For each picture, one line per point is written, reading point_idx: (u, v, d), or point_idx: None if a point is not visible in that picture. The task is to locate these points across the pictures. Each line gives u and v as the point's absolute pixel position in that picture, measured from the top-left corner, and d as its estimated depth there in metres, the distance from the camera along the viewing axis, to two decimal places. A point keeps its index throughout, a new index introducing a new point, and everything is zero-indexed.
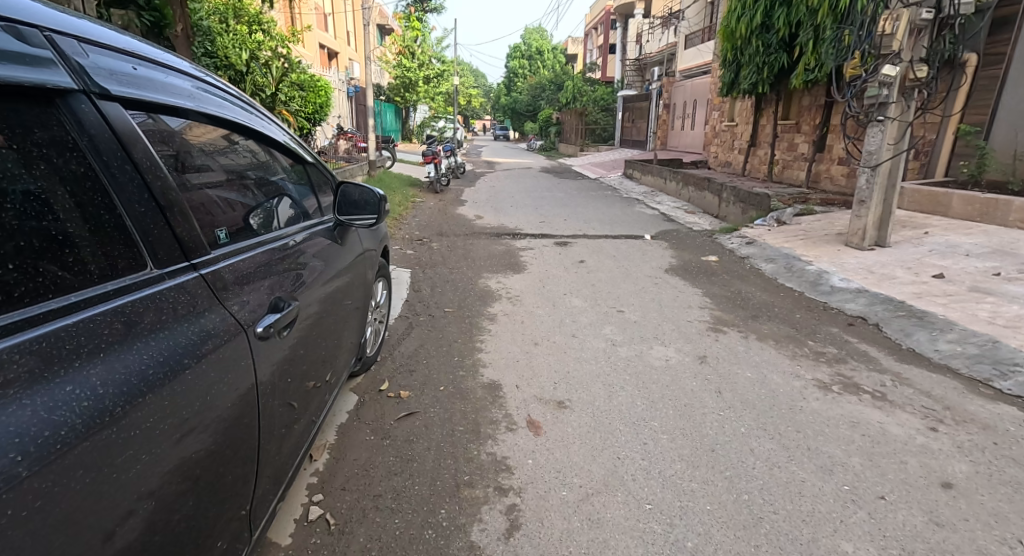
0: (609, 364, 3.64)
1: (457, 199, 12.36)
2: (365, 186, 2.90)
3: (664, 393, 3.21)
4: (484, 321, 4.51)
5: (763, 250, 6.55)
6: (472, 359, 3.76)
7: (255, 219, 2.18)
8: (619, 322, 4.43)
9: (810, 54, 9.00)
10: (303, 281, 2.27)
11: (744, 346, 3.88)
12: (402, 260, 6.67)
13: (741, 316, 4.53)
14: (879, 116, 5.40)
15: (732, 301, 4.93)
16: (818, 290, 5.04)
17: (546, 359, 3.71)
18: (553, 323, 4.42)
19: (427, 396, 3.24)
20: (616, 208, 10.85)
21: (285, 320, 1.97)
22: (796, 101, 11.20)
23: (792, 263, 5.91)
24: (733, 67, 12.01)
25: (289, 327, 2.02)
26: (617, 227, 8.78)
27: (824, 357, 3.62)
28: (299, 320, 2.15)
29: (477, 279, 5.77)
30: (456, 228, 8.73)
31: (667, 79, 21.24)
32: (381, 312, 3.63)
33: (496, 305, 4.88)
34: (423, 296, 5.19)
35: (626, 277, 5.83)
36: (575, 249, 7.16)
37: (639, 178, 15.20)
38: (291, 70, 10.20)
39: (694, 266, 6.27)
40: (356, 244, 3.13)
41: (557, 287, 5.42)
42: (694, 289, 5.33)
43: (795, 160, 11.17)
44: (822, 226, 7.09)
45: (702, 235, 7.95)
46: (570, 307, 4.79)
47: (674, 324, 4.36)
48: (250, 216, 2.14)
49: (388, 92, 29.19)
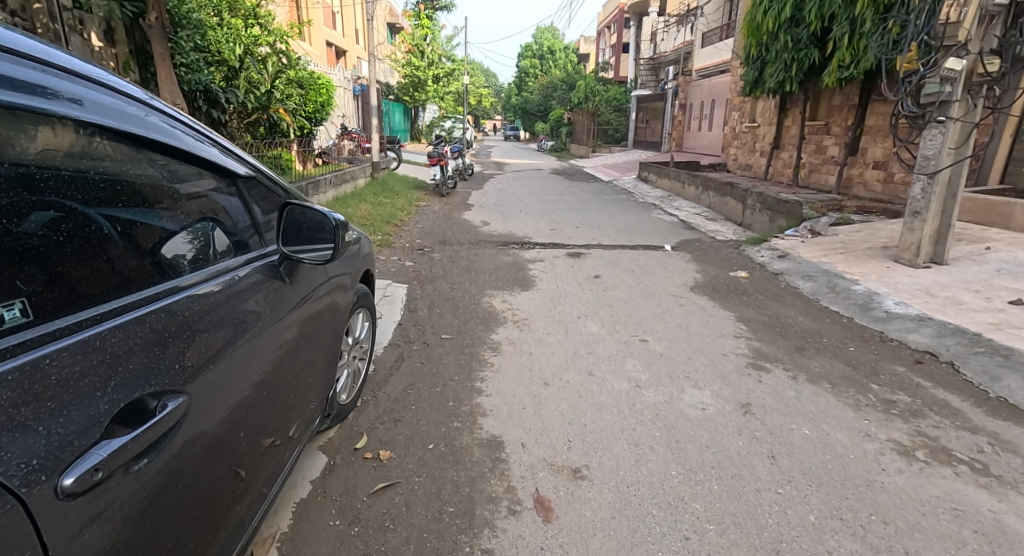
0: (635, 413, 3.03)
1: (464, 203, 11.79)
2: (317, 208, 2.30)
3: (706, 458, 2.59)
4: (486, 352, 3.91)
5: (800, 266, 5.89)
6: (470, 403, 3.15)
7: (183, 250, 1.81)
8: (642, 354, 3.82)
9: (846, 49, 8.45)
10: (218, 350, 1.68)
11: (794, 390, 3.26)
12: (400, 273, 6.09)
13: (785, 347, 3.90)
14: (939, 115, 4.83)
15: (771, 327, 4.31)
16: (870, 316, 4.41)
17: (560, 405, 3.11)
18: (566, 355, 3.82)
19: (412, 458, 2.63)
20: (632, 214, 10.21)
21: (147, 437, 1.39)
22: (825, 101, 10.60)
23: (835, 282, 5.25)
24: (758, 64, 11.40)
25: (160, 443, 1.43)
26: (634, 236, 8.15)
27: (895, 409, 2.99)
28: (199, 413, 1.57)
29: (480, 297, 5.18)
30: (461, 236, 8.13)
31: (683, 79, 20.55)
32: (361, 349, 3.04)
33: (501, 331, 4.28)
34: (418, 318, 4.59)
35: (647, 295, 5.22)
36: (589, 262, 6.56)
37: (654, 181, 14.55)
38: (289, 67, 9.70)
39: (722, 283, 5.64)
40: (320, 274, 2.53)
41: (571, 308, 4.82)
42: (725, 311, 4.71)
43: (824, 163, 10.58)
44: (863, 238, 6.43)
45: (728, 246, 7.31)
46: (585, 334, 4.19)
47: (707, 358, 3.75)
48: (168, 246, 1.75)
49: (397, 92, 28.66)
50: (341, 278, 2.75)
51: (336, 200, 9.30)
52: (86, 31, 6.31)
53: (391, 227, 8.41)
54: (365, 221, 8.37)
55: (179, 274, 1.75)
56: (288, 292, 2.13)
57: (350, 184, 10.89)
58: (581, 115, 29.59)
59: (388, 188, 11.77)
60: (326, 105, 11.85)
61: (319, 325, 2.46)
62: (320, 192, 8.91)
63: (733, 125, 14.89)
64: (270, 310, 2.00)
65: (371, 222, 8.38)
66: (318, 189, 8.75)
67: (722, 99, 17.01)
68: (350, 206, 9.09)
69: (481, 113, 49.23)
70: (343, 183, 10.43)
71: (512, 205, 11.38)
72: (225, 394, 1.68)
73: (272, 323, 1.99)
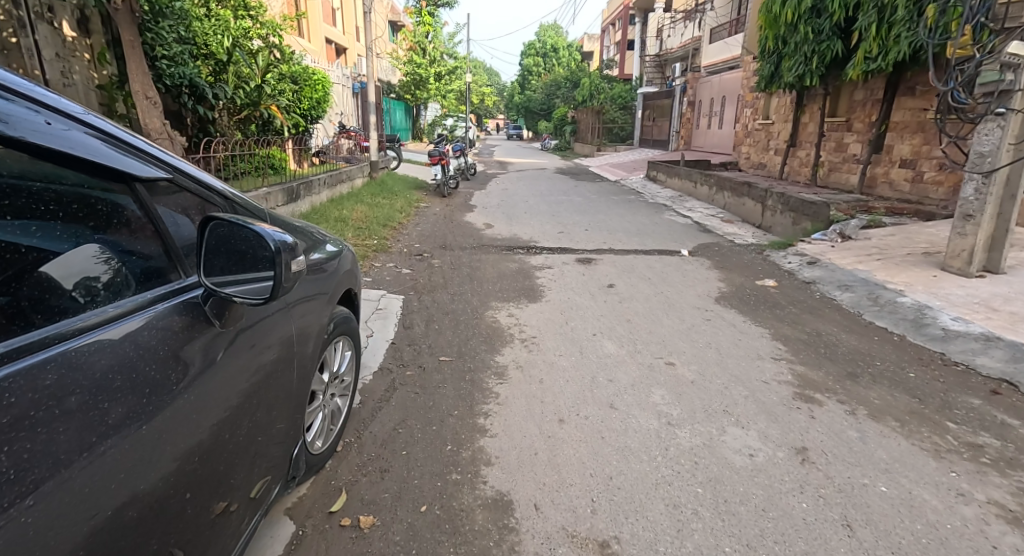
0: (669, 462, 2.53)
1: (466, 204, 11.29)
2: (259, 228, 1.71)
3: (763, 527, 2.08)
4: (490, 378, 3.41)
5: (834, 274, 5.37)
6: (472, 447, 2.66)
7: (103, 281, 1.51)
8: (670, 382, 3.32)
9: (873, 39, 7.95)
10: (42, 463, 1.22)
11: (855, 427, 2.75)
12: (396, 282, 5.60)
13: (833, 372, 3.40)
14: (999, 107, 4.35)
15: (812, 347, 3.81)
16: (924, 334, 3.90)
17: (578, 450, 2.61)
18: (582, 381, 3.33)
19: (399, 525, 2.14)
20: (642, 216, 9.70)
21: None
22: (846, 96, 10.07)
23: (877, 293, 4.73)
24: (774, 58, 10.90)
25: None
26: (648, 240, 7.63)
27: (984, 458, 2.48)
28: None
29: (484, 311, 4.68)
30: (462, 241, 7.63)
31: (691, 75, 20.01)
32: (342, 383, 2.56)
33: (507, 352, 3.78)
34: (414, 336, 4.10)
35: (668, 308, 4.71)
36: (601, 269, 6.06)
37: (663, 181, 14.03)
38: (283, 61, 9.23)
39: (749, 293, 5.13)
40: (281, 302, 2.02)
41: (585, 324, 4.32)
42: (758, 327, 4.21)
43: (845, 162, 10.06)
44: (900, 243, 5.91)
45: (749, 250, 6.80)
46: (603, 356, 3.70)
47: (746, 386, 3.25)
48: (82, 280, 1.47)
49: (399, 90, 28.17)
50: (314, 303, 2.27)
51: (331, 201, 8.81)
52: (57, 20, 5.84)
53: (389, 231, 7.92)
54: (361, 223, 7.87)
55: (85, 312, 1.45)
56: (222, 337, 1.68)
57: (347, 184, 10.40)
58: (586, 113, 29.05)
59: (387, 189, 11.27)
60: (322, 102, 11.38)
61: (281, 367, 1.96)
62: (315, 193, 8.42)
63: (746, 122, 14.37)
64: (189, 365, 1.56)
65: (367, 224, 7.88)
66: (312, 190, 8.26)
67: (733, 96, 16.48)
68: (345, 208, 8.60)
69: (484, 111, 48.71)
70: (340, 183, 9.94)
71: (516, 207, 10.88)
72: (98, 494, 1.29)
73: (192, 384, 1.56)
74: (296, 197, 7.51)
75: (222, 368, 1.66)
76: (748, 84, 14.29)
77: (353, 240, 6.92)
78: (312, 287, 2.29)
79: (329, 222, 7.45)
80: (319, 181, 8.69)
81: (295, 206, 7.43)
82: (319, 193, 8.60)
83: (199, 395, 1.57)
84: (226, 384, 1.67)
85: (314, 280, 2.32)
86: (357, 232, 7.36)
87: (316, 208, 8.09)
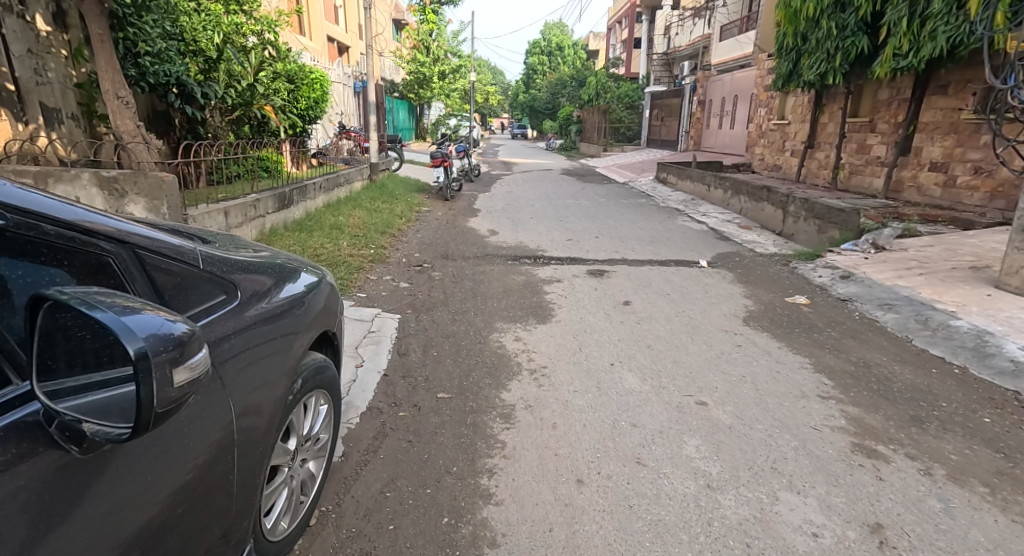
0: (713, 543, 2.08)
1: (469, 208, 10.85)
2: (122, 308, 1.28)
3: None
4: (496, 421, 2.96)
5: (871, 290, 4.90)
6: (474, 520, 2.21)
7: None
8: (704, 427, 2.86)
9: (903, 34, 7.46)
10: None
11: (936, 494, 2.30)
12: (393, 298, 5.16)
13: (894, 416, 2.93)
14: None
15: (863, 381, 3.33)
16: (989, 366, 3.43)
17: (601, 525, 2.17)
18: (602, 427, 2.87)
19: None
20: (655, 221, 9.24)
21: None
22: (870, 95, 9.59)
23: (925, 314, 4.25)
24: (793, 55, 10.44)
25: None
26: (663, 249, 7.17)
27: None
28: None
29: (488, 334, 4.23)
30: (465, 249, 7.18)
31: (701, 74, 19.51)
32: (314, 445, 2.11)
33: (515, 387, 3.34)
34: (410, 367, 3.65)
35: (692, 331, 4.26)
36: (614, 284, 5.61)
37: (674, 183, 13.55)
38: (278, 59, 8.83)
39: (780, 312, 4.67)
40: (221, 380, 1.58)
41: (601, 350, 3.88)
42: (796, 355, 3.74)
43: (868, 164, 9.57)
44: (941, 255, 5.43)
45: (773, 261, 6.34)
46: (624, 393, 3.24)
47: (794, 433, 2.79)
48: None
49: (402, 89, 27.76)
50: (277, 359, 1.83)
51: (328, 207, 8.38)
52: (30, 13, 5.43)
53: (389, 239, 7.47)
54: (358, 230, 7.43)
55: None
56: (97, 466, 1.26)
57: (346, 188, 9.98)
58: (592, 112, 28.57)
59: (387, 192, 10.83)
60: (320, 102, 10.95)
61: (212, 468, 1.53)
62: (311, 198, 7.99)
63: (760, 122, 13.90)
64: (39, 516, 1.17)
65: (364, 231, 7.45)
66: (307, 195, 7.84)
67: (746, 95, 15.99)
68: (343, 214, 8.18)
69: (488, 110, 48.26)
70: (338, 187, 9.52)
71: (522, 211, 10.43)
72: None
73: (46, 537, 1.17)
74: (290, 203, 7.08)
75: (104, 501, 1.27)
76: (763, 83, 13.81)
77: (349, 249, 6.48)
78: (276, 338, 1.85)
79: (324, 229, 7.03)
80: (316, 185, 8.25)
81: (288, 213, 7.00)
82: (315, 198, 8.17)
83: (56, 553, 1.17)
84: (110, 522, 1.27)
85: (279, 330, 1.88)
86: (353, 239, 6.93)
87: (312, 214, 7.67)
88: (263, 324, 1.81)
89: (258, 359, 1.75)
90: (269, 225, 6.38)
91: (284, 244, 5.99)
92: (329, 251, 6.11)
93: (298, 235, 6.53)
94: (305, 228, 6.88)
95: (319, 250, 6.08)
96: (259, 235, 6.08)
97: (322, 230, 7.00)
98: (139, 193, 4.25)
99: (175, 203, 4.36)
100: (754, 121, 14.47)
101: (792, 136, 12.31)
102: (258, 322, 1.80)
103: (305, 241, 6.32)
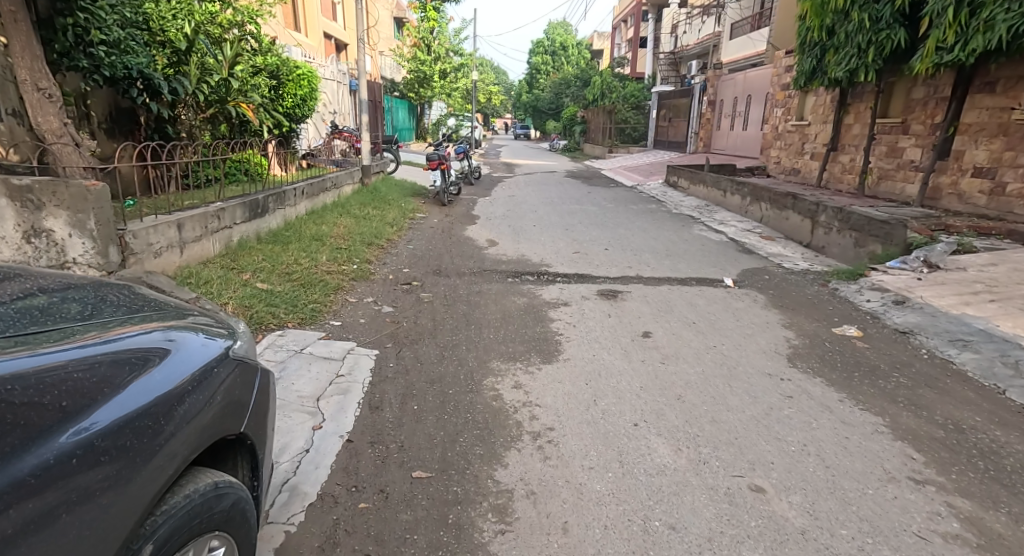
0: None
1: (468, 214, 10.12)
2: None
3: None
4: (488, 519, 2.24)
5: (936, 321, 4.14)
6: None
7: None
8: (768, 532, 2.14)
9: (948, 23, 6.71)
10: None
11: None
12: (373, 327, 4.43)
13: (1021, 515, 2.20)
14: None
15: (963, 455, 2.59)
16: None
17: None
18: (631, 532, 2.15)
19: None
20: (668, 231, 8.50)
21: None
22: (903, 93, 8.84)
23: (1014, 355, 3.49)
24: (817, 51, 9.72)
25: None
26: (680, 264, 6.42)
27: None
28: None
29: (481, 379, 3.49)
30: (459, 264, 6.43)
31: (712, 72, 18.73)
32: None
33: (515, 460, 2.61)
34: (382, 428, 2.92)
35: (730, 374, 3.52)
36: (630, 309, 4.87)
37: (686, 187, 12.82)
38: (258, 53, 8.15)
39: (831, 347, 3.93)
40: None
41: (620, 403, 3.14)
42: (866, 413, 2.99)
43: (899, 169, 8.83)
44: (1009, 277, 4.68)
45: (808, 280, 5.60)
46: (655, 473, 2.50)
47: (892, 544, 2.07)
48: None
49: (401, 88, 27.04)
50: (129, 501, 1.50)
51: (311, 214, 7.67)
52: None
53: (376, 251, 6.74)
54: (341, 242, 6.70)
55: None
56: None
57: (334, 193, 9.24)
58: (597, 112, 27.81)
59: (379, 197, 10.09)
60: (307, 100, 10.22)
61: None
62: (292, 205, 7.28)
63: (777, 124, 13.15)
64: None
65: (349, 243, 6.72)
66: (288, 202, 7.12)
67: (760, 95, 15.23)
68: (327, 223, 7.46)
69: (490, 110, 47.48)
70: (326, 192, 8.81)
71: (523, 218, 9.68)
72: None
73: None
74: (265, 212, 6.36)
75: None
76: (780, 81, 13.07)
77: (328, 265, 5.76)
78: (128, 473, 1.50)
79: (302, 241, 6.30)
80: (298, 190, 7.54)
81: (263, 223, 6.28)
82: (296, 205, 7.45)
83: None
84: None
85: (136, 459, 1.53)
86: (334, 252, 6.21)
87: (292, 222, 6.95)
88: (108, 458, 1.47)
89: (96, 509, 1.43)
90: (238, 237, 5.65)
91: (253, 260, 5.27)
92: (304, 268, 5.39)
93: (272, 249, 5.80)
94: (280, 240, 6.16)
95: (292, 267, 5.36)
96: (225, 249, 5.36)
97: (300, 241, 6.29)
98: (59, 205, 3.61)
99: (105, 215, 3.69)
100: (769, 122, 13.71)
101: (814, 137, 11.56)
102: (101, 456, 1.46)
103: (278, 256, 5.60)
